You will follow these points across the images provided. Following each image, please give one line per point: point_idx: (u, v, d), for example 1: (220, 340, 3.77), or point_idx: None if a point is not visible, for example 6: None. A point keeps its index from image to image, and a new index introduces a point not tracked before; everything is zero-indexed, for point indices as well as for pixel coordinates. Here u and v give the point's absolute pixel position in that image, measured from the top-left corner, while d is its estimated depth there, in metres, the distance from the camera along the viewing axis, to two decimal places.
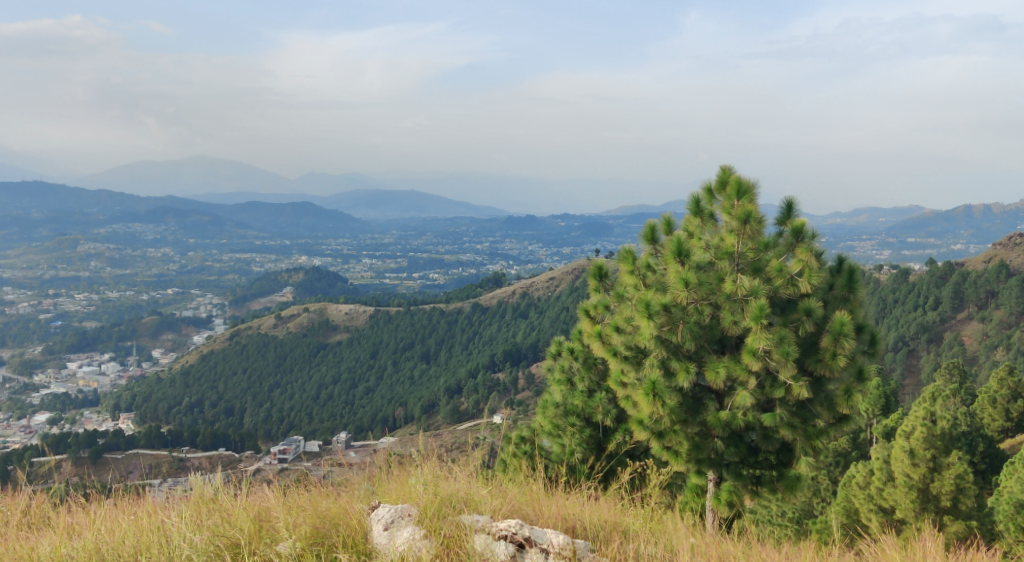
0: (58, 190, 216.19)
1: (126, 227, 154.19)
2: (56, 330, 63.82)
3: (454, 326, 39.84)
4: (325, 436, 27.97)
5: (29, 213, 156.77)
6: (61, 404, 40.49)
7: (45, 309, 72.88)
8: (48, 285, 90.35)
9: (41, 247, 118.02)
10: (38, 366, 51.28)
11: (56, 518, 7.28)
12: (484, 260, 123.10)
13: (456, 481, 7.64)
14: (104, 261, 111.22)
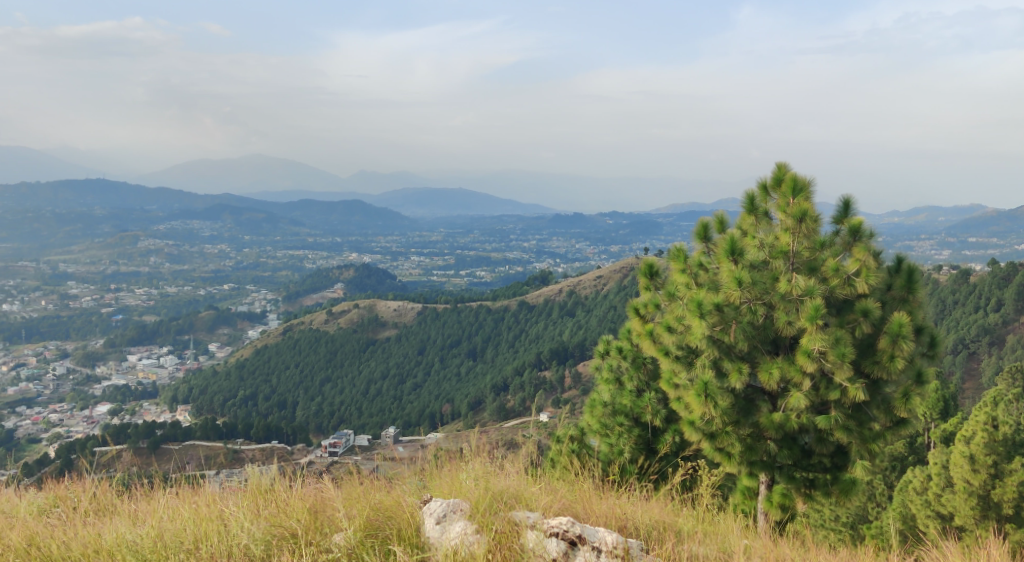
0: (121, 189, 221.82)
1: (183, 223, 157.16)
2: (117, 324, 65.24)
3: (500, 324, 39.76)
4: (374, 432, 28.08)
5: (92, 210, 160.97)
6: (122, 395, 41.40)
7: (107, 303, 74.58)
8: (108, 280, 92.48)
9: (103, 243, 121.10)
10: (100, 358, 52.55)
11: (121, 506, 7.42)
12: (531, 258, 123.01)
13: (507, 480, 7.68)
14: (162, 257, 113.44)
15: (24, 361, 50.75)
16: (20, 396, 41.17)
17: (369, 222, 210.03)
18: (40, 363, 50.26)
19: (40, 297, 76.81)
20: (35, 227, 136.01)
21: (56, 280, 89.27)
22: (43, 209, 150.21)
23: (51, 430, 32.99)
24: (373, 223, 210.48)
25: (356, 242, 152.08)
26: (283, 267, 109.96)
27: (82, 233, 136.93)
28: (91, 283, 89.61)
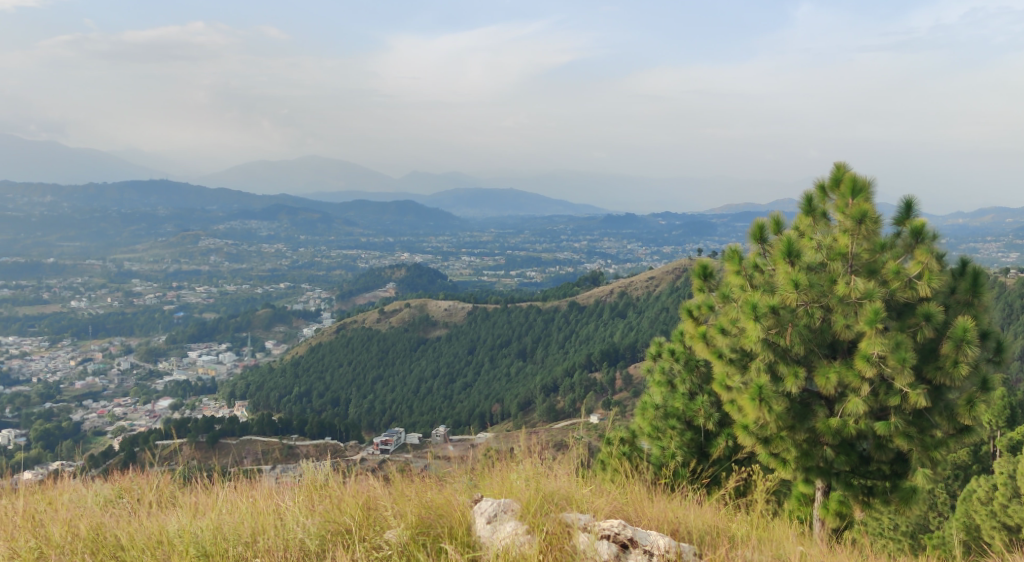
0: (182, 190, 226.64)
1: (241, 223, 160.02)
2: (178, 321, 66.62)
3: (550, 325, 39.41)
4: (424, 430, 28.29)
5: (155, 210, 164.66)
6: (182, 390, 42.22)
7: (169, 301, 76.19)
8: (169, 278, 94.55)
9: (165, 242, 123.89)
10: (162, 354, 53.68)
11: (183, 498, 7.52)
12: (582, 258, 122.54)
13: (558, 481, 7.65)
14: (221, 256, 115.61)
15: (90, 355, 52.09)
16: (87, 389, 42.24)
17: (421, 222, 211.32)
18: (105, 358, 51.58)
19: (105, 293, 78.89)
20: (101, 226, 139.80)
21: (120, 278, 91.57)
22: (108, 209, 154.24)
23: (115, 423, 33.81)
24: (426, 223, 211.77)
25: (408, 243, 153.35)
26: (337, 266, 111.12)
27: (146, 232, 140.28)
28: (153, 280, 91.76)
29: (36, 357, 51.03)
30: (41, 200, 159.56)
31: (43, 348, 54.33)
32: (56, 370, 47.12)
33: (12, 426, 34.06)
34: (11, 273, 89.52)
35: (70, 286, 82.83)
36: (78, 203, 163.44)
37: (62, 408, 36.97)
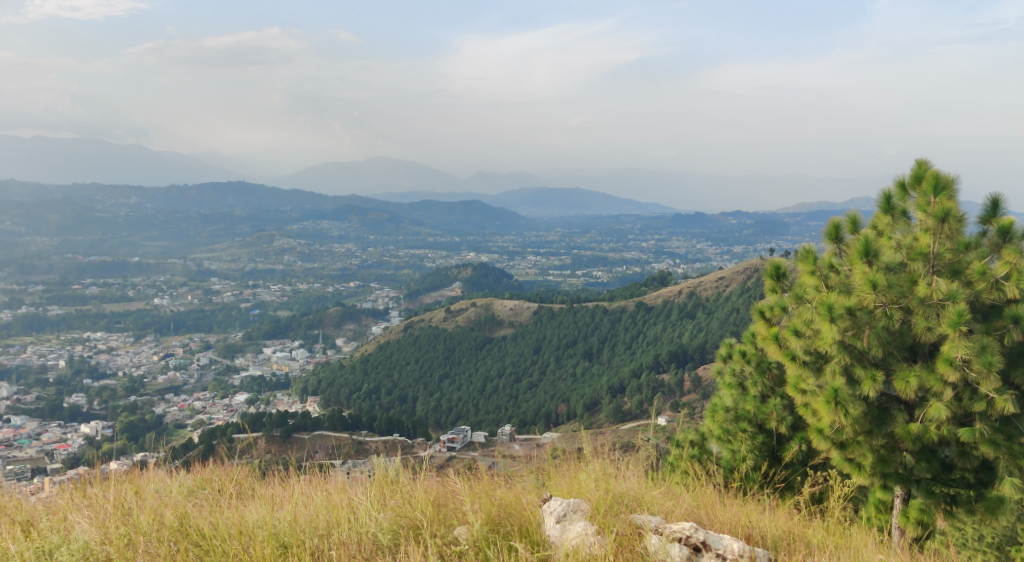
0: (257, 191, 231.77)
1: (314, 224, 162.75)
2: (254, 319, 68.00)
3: (617, 325, 38.62)
4: (490, 429, 28.35)
5: (232, 212, 168.75)
6: (258, 385, 43.09)
7: (244, 298, 77.90)
8: (245, 276, 96.66)
9: (240, 242, 126.86)
10: (239, 350, 54.88)
11: (261, 491, 7.61)
12: (650, 258, 121.09)
13: (628, 482, 7.58)
14: (294, 255, 117.79)
15: (172, 351, 53.55)
16: (168, 384, 43.42)
17: (488, 222, 212.10)
18: (186, 354, 52.94)
19: (185, 291, 81.08)
20: (182, 226, 143.79)
21: (199, 276, 94.04)
22: (187, 211, 158.62)
23: (194, 417, 34.65)
24: (493, 222, 212.46)
25: (475, 242, 154.05)
26: (405, 265, 112.13)
27: (223, 232, 143.85)
28: (230, 279, 93.96)
29: (121, 351, 52.68)
30: (126, 202, 165.04)
31: (127, 343, 56.03)
32: (139, 364, 48.56)
33: (98, 417, 35.21)
34: (97, 271, 92.68)
35: (152, 284, 85.32)
36: (159, 204, 168.39)
37: (145, 401, 38.09)
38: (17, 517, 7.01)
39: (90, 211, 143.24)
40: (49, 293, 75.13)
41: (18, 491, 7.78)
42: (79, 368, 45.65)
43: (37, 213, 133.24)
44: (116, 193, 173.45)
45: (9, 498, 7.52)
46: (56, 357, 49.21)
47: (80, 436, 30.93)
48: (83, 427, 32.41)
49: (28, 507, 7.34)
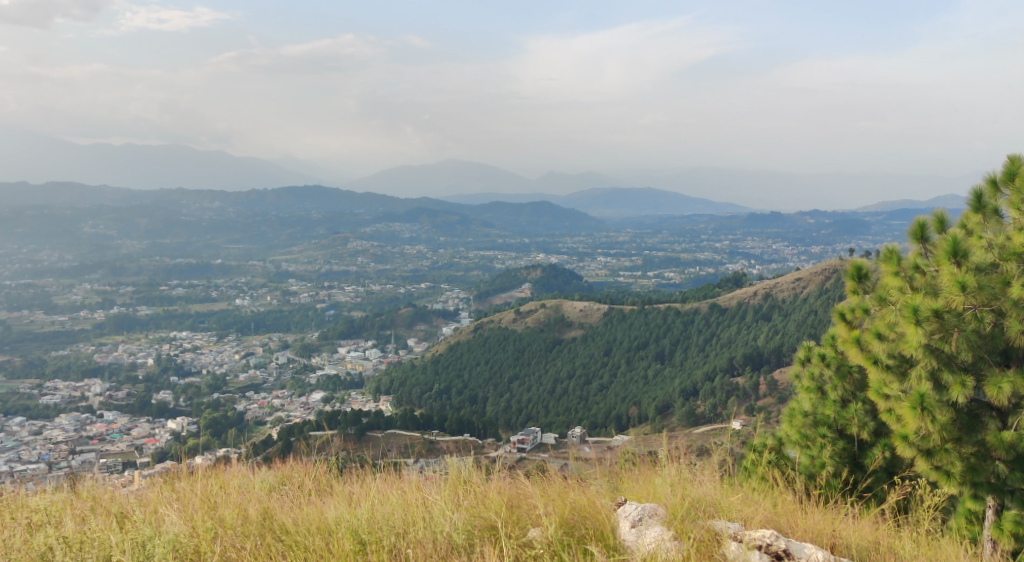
0: (332, 194, 236.04)
1: (386, 226, 164.85)
2: (330, 319, 69.06)
3: (690, 326, 37.85)
4: (560, 431, 28.23)
5: (309, 214, 172.13)
6: (333, 383, 43.64)
7: (320, 299, 79.24)
8: (321, 278, 98.33)
9: (316, 244, 129.21)
10: (315, 349, 55.88)
11: (338, 488, 7.65)
12: (723, 259, 119.01)
13: (704, 487, 7.42)
14: (368, 256, 119.43)
15: (252, 350, 54.83)
16: (249, 381, 44.42)
17: (559, 223, 211.77)
18: (265, 353, 54.03)
19: (264, 292, 82.88)
20: (261, 228, 147.05)
21: (278, 277, 96.13)
22: (266, 214, 162.36)
23: (274, 414, 35.30)
24: (564, 223, 212.03)
25: (545, 244, 153.80)
26: (476, 266, 112.63)
27: (298, 235, 146.74)
28: (308, 280, 95.69)
29: (204, 350, 54.03)
30: (209, 206, 169.62)
31: (210, 342, 57.42)
32: (221, 363, 49.69)
33: (184, 413, 36.13)
34: (182, 273, 95.37)
35: (234, 285, 87.40)
36: (240, 208, 172.62)
37: (227, 398, 38.97)
38: (110, 510, 7.15)
39: (176, 216, 148.05)
40: (138, 293, 77.62)
41: (109, 483, 7.98)
42: (166, 366, 47.03)
43: (125, 217, 137.90)
44: (198, 198, 178.43)
45: (102, 491, 7.70)
46: (145, 355, 50.73)
47: (167, 431, 31.76)
48: (170, 422, 33.30)
49: (120, 498, 7.49)
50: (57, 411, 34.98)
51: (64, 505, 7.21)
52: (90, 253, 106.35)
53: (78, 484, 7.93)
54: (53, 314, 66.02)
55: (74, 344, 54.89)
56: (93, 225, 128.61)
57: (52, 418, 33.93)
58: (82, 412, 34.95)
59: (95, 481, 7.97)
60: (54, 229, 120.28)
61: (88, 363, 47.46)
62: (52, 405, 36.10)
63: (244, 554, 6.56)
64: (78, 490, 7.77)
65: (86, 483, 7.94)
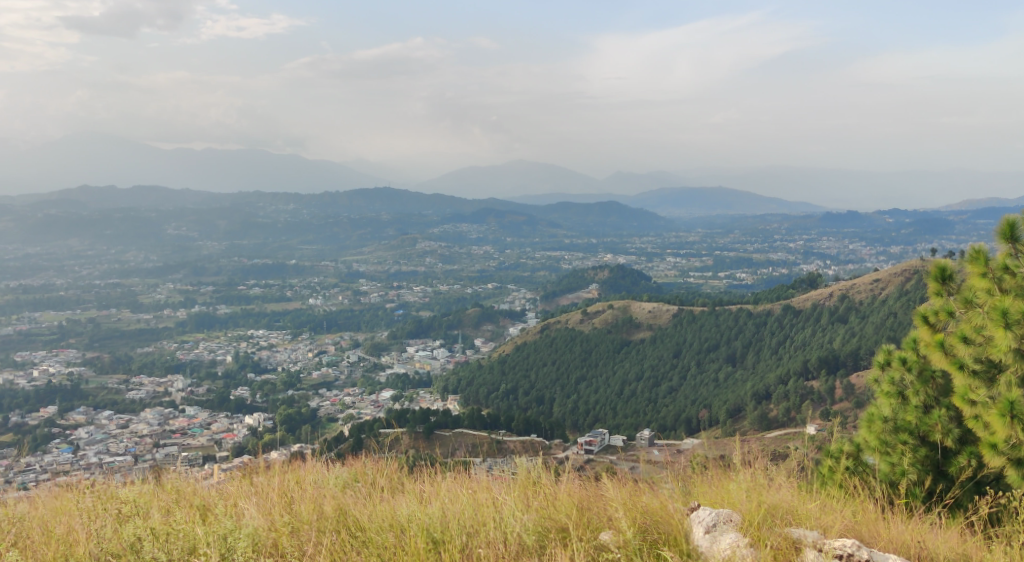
0: (401, 195, 238.63)
1: (454, 227, 165.95)
2: (399, 318, 69.72)
3: (762, 329, 37.04)
4: (628, 433, 27.94)
5: (379, 216, 174.30)
6: (402, 382, 43.95)
7: (389, 299, 80.08)
8: (392, 278, 99.41)
9: (385, 245, 130.72)
10: (384, 348, 56.48)
11: (409, 486, 7.58)
12: (797, 260, 116.55)
13: (780, 492, 7.18)
14: (436, 257, 120.28)
15: (324, 348, 55.71)
16: (321, 379, 45.11)
17: (626, 223, 210.29)
18: (337, 352, 54.77)
19: (337, 292, 84.09)
20: (333, 230, 149.26)
21: (349, 277, 97.48)
22: (337, 215, 164.93)
23: (346, 411, 35.74)
24: (632, 223, 210.47)
25: (613, 244, 153.02)
26: (542, 267, 112.52)
27: (368, 236, 148.65)
28: (378, 280, 96.77)
29: (280, 347, 55.01)
30: (284, 208, 173.07)
31: (285, 340, 58.49)
32: (296, 360, 50.55)
33: (260, 409, 36.81)
34: (258, 272, 97.39)
35: (307, 285, 88.87)
36: (313, 210, 175.62)
37: (301, 395, 39.60)
38: (193, 502, 7.22)
39: (251, 217, 151.47)
40: (217, 293, 79.61)
41: (191, 476, 8.08)
42: (244, 362, 48.06)
43: (204, 219, 141.80)
44: (273, 200, 182.13)
45: (185, 484, 7.77)
46: (224, 352, 51.93)
47: (244, 426, 32.35)
48: (248, 418, 33.91)
49: (202, 492, 7.55)
50: (143, 405, 36.00)
51: (149, 496, 7.29)
52: (173, 254, 109.46)
53: (162, 476, 8.04)
54: (138, 312, 68.03)
55: (157, 341, 56.50)
56: (174, 228, 132.52)
57: (138, 412, 34.93)
58: (166, 406, 35.90)
59: (179, 473, 8.09)
60: (138, 231, 124.09)
61: (171, 359, 48.76)
62: (137, 400, 37.17)
63: (320, 549, 6.52)
64: (162, 482, 7.88)
65: (170, 476, 8.05)
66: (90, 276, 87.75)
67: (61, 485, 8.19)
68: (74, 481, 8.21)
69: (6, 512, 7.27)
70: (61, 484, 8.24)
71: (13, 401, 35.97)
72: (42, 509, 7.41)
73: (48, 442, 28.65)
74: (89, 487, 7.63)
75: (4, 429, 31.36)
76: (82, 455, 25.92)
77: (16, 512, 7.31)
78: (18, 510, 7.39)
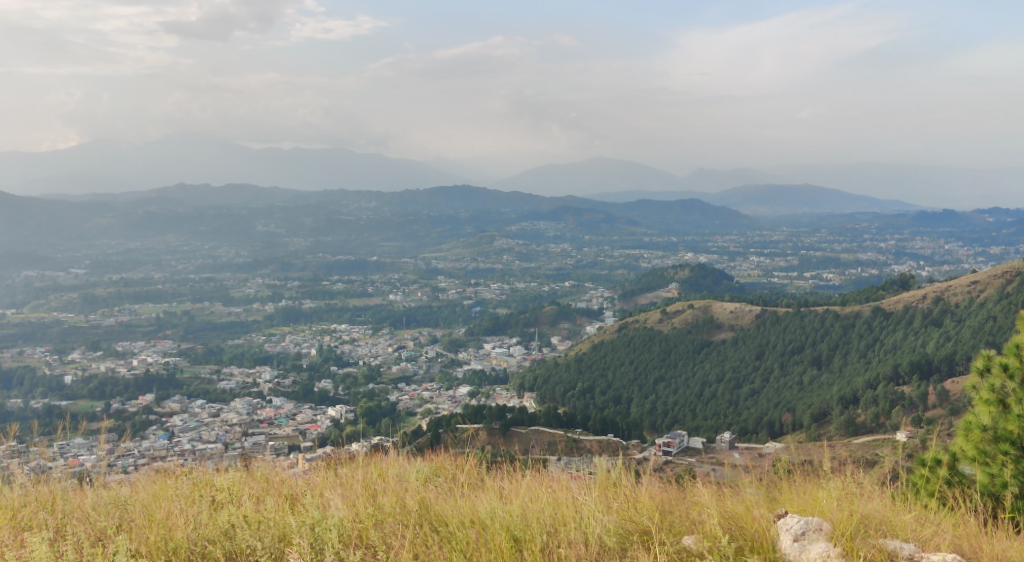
0: (481, 193, 239.71)
1: (532, 225, 166.00)
2: (477, 315, 69.93)
3: (850, 331, 35.84)
4: (708, 435, 27.43)
5: (458, 214, 175.36)
6: (478, 379, 44.03)
7: (468, 296, 80.42)
8: (470, 275, 99.78)
9: (464, 243, 131.44)
10: (462, 344, 56.78)
11: (489, 482, 7.44)
12: (887, 260, 112.73)
13: (873, 501, 6.83)
14: (514, 254, 120.34)
15: (404, 343, 56.27)
16: (400, 373, 45.58)
17: (707, 222, 207.02)
18: (416, 347, 55.28)
19: (416, 288, 84.79)
20: (413, 227, 150.77)
21: (428, 274, 98.23)
22: (417, 213, 166.57)
23: (424, 406, 35.96)
24: (713, 222, 207.16)
25: (693, 242, 150.94)
26: (621, 265, 111.40)
27: (447, 233, 149.74)
28: (456, 277, 97.31)
29: (361, 342, 55.76)
30: (366, 206, 175.69)
31: (366, 335, 59.20)
32: (376, 355, 51.15)
33: (342, 401, 37.35)
34: (341, 268, 98.97)
35: (388, 281, 89.89)
36: (393, 207, 177.79)
37: (382, 389, 40.03)
38: (282, 491, 7.22)
39: (335, 214, 154.16)
40: (302, 287, 81.17)
41: (279, 465, 8.11)
42: (327, 355, 48.88)
43: (289, 216, 145.03)
44: (355, 198, 185.18)
45: (274, 472, 7.80)
46: (308, 345, 52.90)
47: (327, 418, 32.77)
48: (331, 409, 34.36)
49: (291, 481, 7.56)
50: (232, 395, 36.86)
51: (241, 484, 7.30)
52: (261, 249, 112.09)
53: (251, 464, 8.09)
54: (229, 305, 69.85)
55: (245, 334, 57.88)
56: (261, 225, 135.80)
57: (228, 401, 35.80)
58: (254, 397, 36.64)
59: (267, 462, 8.12)
60: (227, 227, 127.51)
61: (259, 351, 49.91)
62: (227, 390, 38.04)
63: (402, 542, 6.43)
64: (251, 469, 7.92)
65: (258, 463, 8.10)
66: (184, 270, 90.52)
67: (158, 470, 8.29)
68: (169, 466, 8.29)
69: (110, 493, 7.32)
70: (158, 469, 8.33)
71: (113, 389, 37.21)
72: (142, 491, 7.45)
73: (145, 428, 29.54)
74: (186, 473, 7.68)
75: (105, 414, 32.44)
76: (177, 442, 26.59)
77: (119, 493, 7.38)
78: (120, 492, 7.44)
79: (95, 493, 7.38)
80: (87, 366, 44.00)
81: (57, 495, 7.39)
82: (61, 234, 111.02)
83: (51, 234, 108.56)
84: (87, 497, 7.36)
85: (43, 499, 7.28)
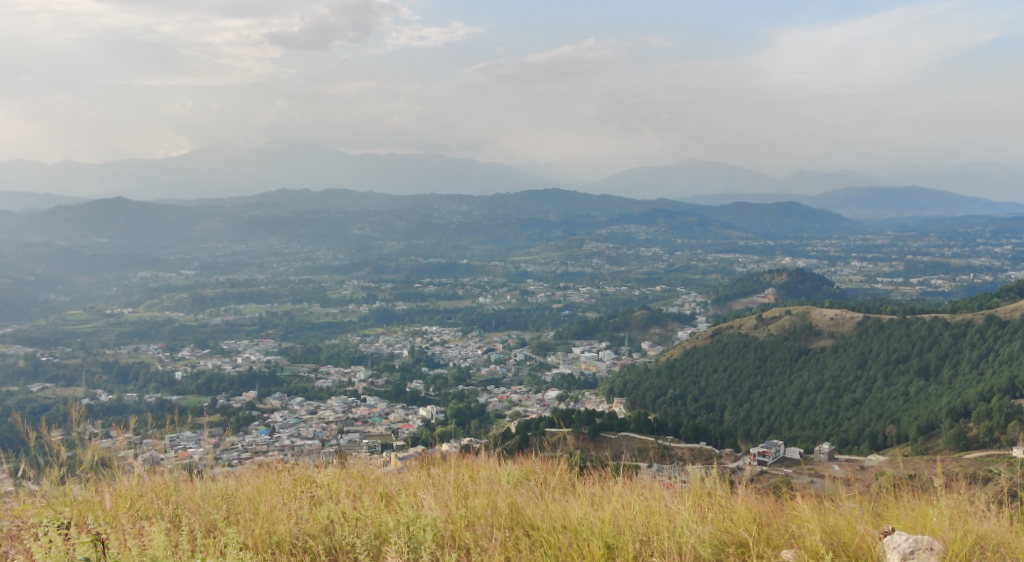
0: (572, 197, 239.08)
1: (622, 228, 164.66)
2: (566, 318, 69.57)
3: (960, 340, 34.20)
4: (807, 446, 26.59)
5: (548, 218, 175.27)
6: (567, 382, 43.72)
7: (557, 300, 80.18)
8: (559, 279, 99.43)
9: (554, 246, 131.14)
10: (551, 348, 56.57)
11: (579, 487, 7.20)
12: (1000, 266, 107.02)
13: (989, 521, 6.32)
14: (604, 258, 119.41)
15: (494, 346, 56.40)
16: (489, 376, 45.68)
17: (806, 226, 201.29)
18: (505, 349, 55.39)
19: (506, 292, 84.90)
20: (503, 230, 151.34)
21: (518, 277, 98.32)
22: (508, 217, 167.08)
23: (512, 408, 35.93)
24: (811, 226, 201.36)
25: (790, 246, 147.00)
26: (714, 270, 109.31)
27: (538, 236, 149.76)
28: (545, 280, 97.14)
29: (452, 344, 56.13)
30: (457, 209, 177.25)
31: (456, 337, 59.63)
32: (466, 357, 51.34)
33: (433, 401, 37.61)
34: (433, 271, 99.99)
35: (478, 285, 90.28)
36: (484, 211, 178.84)
37: (472, 391, 40.11)
38: (378, 490, 7.12)
39: (427, 217, 155.90)
40: (394, 290, 82.19)
41: (373, 462, 8.06)
42: (419, 357, 49.33)
43: (383, 219, 147.59)
44: (448, 202, 187.05)
45: (368, 470, 7.73)
46: (400, 346, 53.61)
47: (419, 418, 33.01)
48: (422, 409, 34.55)
49: (385, 479, 7.47)
50: (330, 393, 37.53)
51: (340, 481, 7.23)
52: (356, 252, 114.25)
53: (348, 460, 8.07)
54: (326, 306, 71.38)
55: (341, 334, 58.95)
56: (357, 229, 138.47)
57: (324, 399, 36.46)
58: (348, 395, 37.27)
59: (361, 459, 8.07)
60: (325, 229, 130.51)
61: (354, 351, 50.76)
62: (324, 388, 38.80)
63: (495, 544, 6.25)
64: (348, 466, 7.88)
65: (354, 460, 8.07)
66: (284, 271, 92.94)
67: (260, 464, 8.32)
68: (271, 461, 8.32)
69: (218, 485, 7.32)
70: (261, 463, 8.38)
71: (218, 385, 38.36)
72: (247, 484, 7.46)
73: (248, 423, 30.32)
74: (288, 468, 7.69)
75: (211, 410, 33.43)
76: (276, 437, 27.19)
77: (226, 486, 7.38)
78: (227, 484, 7.43)
79: (204, 484, 7.39)
80: (196, 362, 45.55)
81: (170, 484, 7.43)
82: (171, 236, 115.48)
83: (161, 236, 113.02)
84: (197, 488, 7.37)
85: (157, 489, 7.33)
